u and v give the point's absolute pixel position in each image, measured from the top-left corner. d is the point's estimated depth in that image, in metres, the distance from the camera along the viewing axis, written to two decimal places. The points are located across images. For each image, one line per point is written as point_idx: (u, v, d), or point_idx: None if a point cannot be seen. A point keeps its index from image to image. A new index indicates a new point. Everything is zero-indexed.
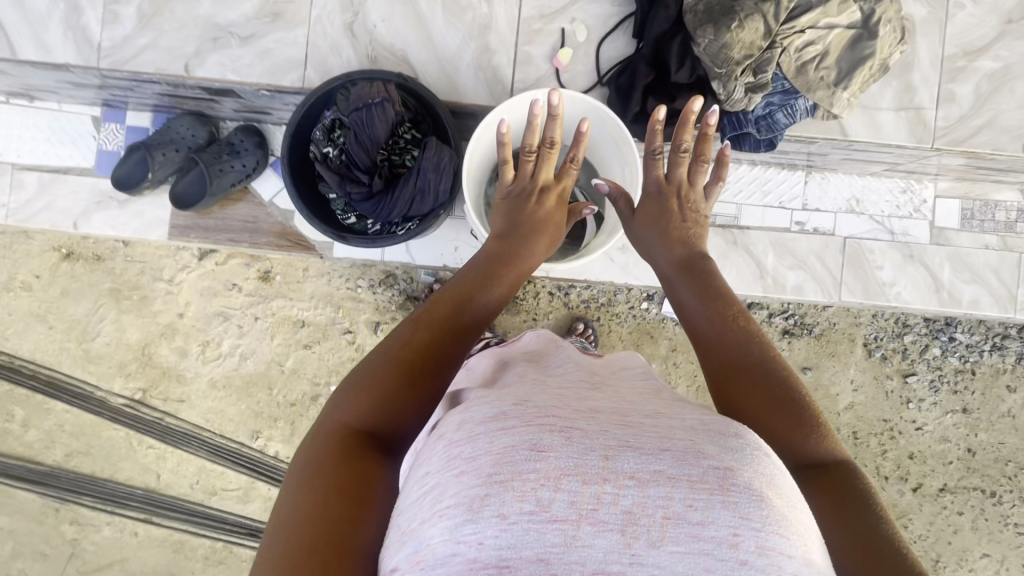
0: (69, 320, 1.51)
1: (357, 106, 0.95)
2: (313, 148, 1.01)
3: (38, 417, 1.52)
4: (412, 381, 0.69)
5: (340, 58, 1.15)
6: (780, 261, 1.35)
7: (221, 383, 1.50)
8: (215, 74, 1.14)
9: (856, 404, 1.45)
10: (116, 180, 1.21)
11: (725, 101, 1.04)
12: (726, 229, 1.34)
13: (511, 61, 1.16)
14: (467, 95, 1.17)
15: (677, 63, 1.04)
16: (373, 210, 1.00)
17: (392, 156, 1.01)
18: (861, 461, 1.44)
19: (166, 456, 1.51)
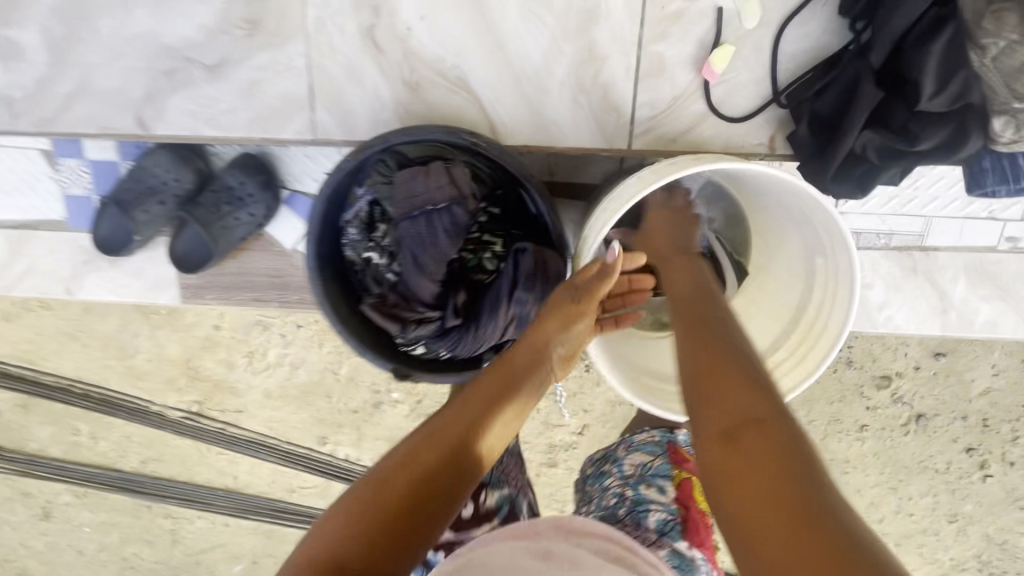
0: (102, 337, 1.39)
1: (411, 216, 0.84)
2: (355, 255, 0.88)
3: (104, 430, 1.49)
4: (432, 499, 0.60)
5: (359, 90, 0.92)
6: (974, 291, 1.03)
7: (276, 393, 1.41)
8: (184, 126, 0.93)
9: (993, 389, 1.24)
10: (100, 245, 0.97)
11: (1004, 143, 0.79)
12: (903, 251, 1.03)
13: (632, 72, 0.90)
14: (563, 137, 0.94)
15: (935, 87, 0.77)
16: (454, 340, 0.86)
17: (466, 261, 0.87)
18: (987, 448, 1.28)
19: (238, 460, 1.49)
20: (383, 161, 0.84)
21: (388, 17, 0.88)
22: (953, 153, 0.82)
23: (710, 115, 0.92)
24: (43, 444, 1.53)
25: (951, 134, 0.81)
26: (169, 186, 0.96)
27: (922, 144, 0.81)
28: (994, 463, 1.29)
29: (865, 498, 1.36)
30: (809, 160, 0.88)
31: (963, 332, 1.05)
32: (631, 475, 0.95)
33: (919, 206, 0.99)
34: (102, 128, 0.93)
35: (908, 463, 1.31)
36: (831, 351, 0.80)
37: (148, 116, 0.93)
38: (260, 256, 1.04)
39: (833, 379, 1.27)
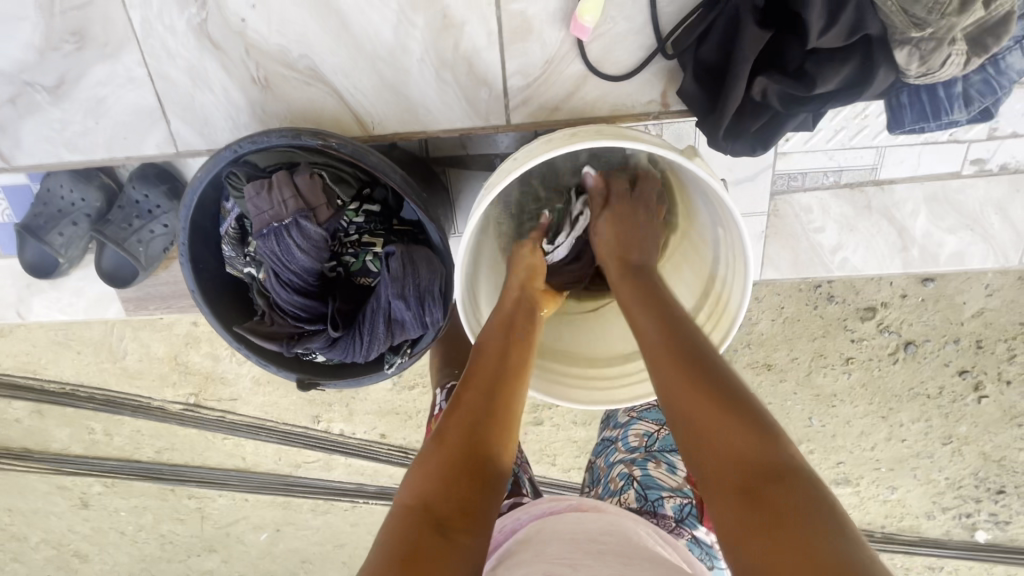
0: (92, 342, 1.43)
1: (262, 234, 0.75)
2: (234, 269, 0.82)
3: (115, 426, 1.57)
4: (475, 474, 0.58)
5: (212, 94, 0.87)
6: (937, 222, 0.99)
7: (265, 379, 1.45)
8: (48, 153, 0.91)
9: (987, 310, 1.18)
10: (29, 268, 0.97)
11: (916, 76, 0.73)
12: (855, 188, 0.99)
13: (495, 40, 0.83)
14: (434, 119, 0.88)
15: (823, 23, 0.69)
16: (345, 349, 0.81)
17: (347, 266, 0.83)
18: (981, 368, 1.23)
19: (243, 443, 1.56)
20: (234, 174, 0.77)
21: (218, 13, 0.83)
22: (860, 91, 0.75)
23: (592, 75, 0.85)
24: (64, 444, 1.62)
25: (856, 70, 0.74)
26: (79, 205, 0.95)
27: (820, 88, 0.73)
28: (990, 384, 1.25)
29: (855, 429, 1.34)
30: (704, 114, 0.81)
31: (927, 266, 1.02)
32: (638, 452, 0.86)
33: (870, 138, 0.95)
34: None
35: (898, 392, 1.28)
36: (731, 330, 0.74)
37: (8, 146, 0.91)
38: None
39: (814, 316, 1.22)
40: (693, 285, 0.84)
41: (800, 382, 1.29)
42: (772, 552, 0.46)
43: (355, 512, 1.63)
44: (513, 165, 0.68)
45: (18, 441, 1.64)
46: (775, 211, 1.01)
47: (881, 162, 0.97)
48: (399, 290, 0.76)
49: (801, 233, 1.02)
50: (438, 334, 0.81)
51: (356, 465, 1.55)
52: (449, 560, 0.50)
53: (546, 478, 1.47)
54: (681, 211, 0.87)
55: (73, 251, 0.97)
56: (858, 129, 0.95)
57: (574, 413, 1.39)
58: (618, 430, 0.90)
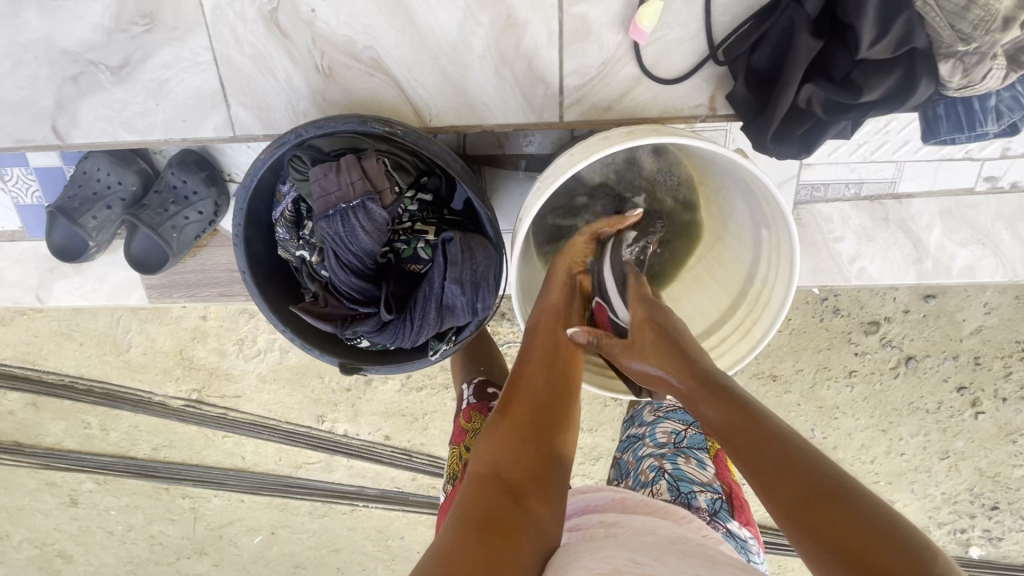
0: (96, 334, 1.41)
1: (327, 214, 0.75)
2: (286, 252, 0.83)
3: (112, 421, 1.54)
4: (543, 447, 0.61)
5: (273, 80, 0.89)
6: (948, 236, 1.03)
7: (271, 376, 1.44)
8: (100, 134, 0.91)
9: (985, 327, 1.22)
10: (56, 252, 0.97)
11: (956, 88, 0.78)
12: (874, 201, 1.03)
13: (556, 39, 0.86)
14: (491, 114, 0.90)
15: (874, 36, 0.73)
16: (393, 335, 0.81)
17: (398, 253, 0.81)
18: (979, 384, 1.27)
19: (243, 442, 1.54)
20: (298, 156, 0.78)
21: (289, 2, 0.85)
22: (902, 101, 0.79)
23: (645, 78, 0.87)
24: (57, 438, 1.58)
25: (900, 81, 0.77)
26: (114, 189, 0.95)
27: (867, 95, 0.77)
28: (987, 400, 1.29)
29: (857, 441, 1.36)
30: (751, 117, 0.84)
31: (940, 277, 1.06)
32: (669, 448, 0.88)
33: (890, 152, 0.99)
34: (20, 141, 0.91)
35: (899, 405, 1.31)
36: (772, 325, 0.77)
37: (63, 125, 0.90)
38: (219, 251, 1.03)
39: (820, 328, 1.25)
40: (731, 284, 0.86)
41: (804, 394, 1.32)
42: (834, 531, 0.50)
43: (354, 516, 1.61)
44: (571, 160, 0.70)
45: (8, 435, 1.60)
46: (797, 219, 1.04)
47: (900, 177, 1.01)
48: (456, 273, 0.76)
49: (818, 243, 1.06)
50: (484, 322, 0.82)
51: (359, 467, 1.53)
52: (522, 524, 0.53)
53: None
54: (715, 215, 0.90)
55: (103, 236, 0.97)
56: (877, 144, 0.99)
57: (582, 418, 1.40)
58: (646, 428, 0.93)
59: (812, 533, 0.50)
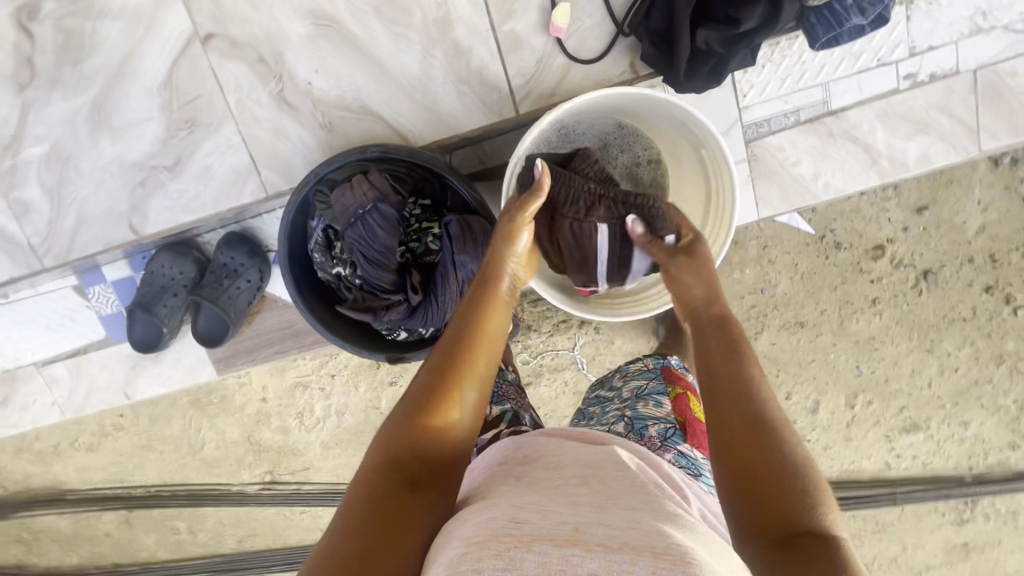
0: (172, 440, 1.54)
1: (350, 223, 0.90)
2: (324, 272, 0.96)
3: (197, 522, 1.63)
4: (430, 433, 0.64)
5: (290, 144, 1.06)
6: (893, 134, 1.10)
7: (333, 441, 1.53)
8: (167, 222, 1.08)
9: (989, 224, 1.25)
10: (137, 344, 1.11)
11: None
12: (815, 122, 1.10)
13: (496, 53, 1.02)
14: (460, 123, 1.05)
15: None
16: (424, 319, 0.93)
17: (414, 250, 0.94)
18: (1006, 281, 1.28)
19: (319, 514, 1.60)
20: (320, 190, 0.93)
21: (290, 80, 1.03)
22: (778, 22, 0.90)
23: (574, 64, 1.02)
24: (151, 551, 1.68)
25: (770, 7, 0.89)
26: (176, 277, 1.10)
27: (747, 23, 0.88)
28: (1020, 294, 1.29)
29: (905, 368, 1.36)
30: (664, 69, 0.97)
31: (901, 173, 1.11)
32: (629, 400, 0.93)
33: (812, 77, 1.07)
34: (106, 244, 1.09)
35: (935, 321, 1.32)
36: (732, 224, 0.88)
37: (138, 222, 1.08)
38: (271, 313, 1.17)
39: (828, 265, 1.29)
40: (695, 207, 0.98)
41: (836, 333, 1.34)
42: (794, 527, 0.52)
43: None
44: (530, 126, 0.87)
45: (107, 558, 1.69)
46: (752, 156, 1.12)
47: (829, 96, 1.09)
48: (460, 247, 0.87)
49: (779, 171, 1.12)
50: None
51: None
52: (410, 509, 0.58)
53: None
54: (667, 156, 1.01)
55: (173, 321, 1.11)
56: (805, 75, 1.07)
57: None
58: (612, 389, 0.98)
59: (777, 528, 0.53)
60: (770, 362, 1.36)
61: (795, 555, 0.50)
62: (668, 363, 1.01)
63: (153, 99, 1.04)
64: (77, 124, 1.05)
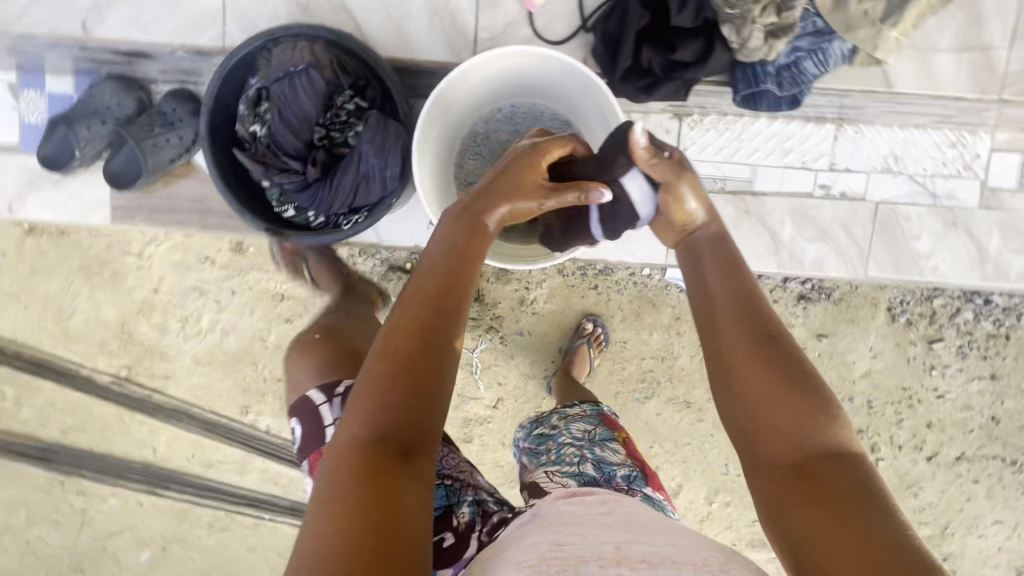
0: (43, 298, 1.45)
1: (278, 77, 0.93)
2: (240, 126, 0.96)
3: (29, 395, 1.51)
4: (415, 385, 0.64)
5: (265, 11, 1.09)
6: (798, 232, 1.22)
7: (205, 359, 1.45)
8: (120, 34, 1.09)
9: (873, 371, 1.35)
10: (41, 157, 1.05)
11: (738, 49, 1.04)
12: (736, 196, 1.20)
13: (474, 5, 1.10)
14: (420, 50, 1.11)
15: (678, 3, 0.99)
16: (312, 200, 0.97)
17: (332, 137, 0.97)
18: (875, 430, 1.36)
19: (159, 431, 1.50)
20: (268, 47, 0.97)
21: None
22: (708, 61, 1.02)
23: (536, 40, 1.11)
24: None
25: (703, 46, 1.02)
26: (112, 106, 1.07)
27: (680, 51, 1.01)
28: (884, 447, 1.36)
29: None
30: (607, 68, 1.06)
31: (795, 266, 1.24)
32: (582, 439, 0.93)
33: (745, 156, 1.19)
34: (52, 30, 1.09)
35: None
36: None
37: (92, 23, 1.08)
38: (191, 184, 1.13)
39: None
40: None
41: (716, 424, 1.38)
42: (829, 479, 0.63)
43: (257, 532, 1.52)
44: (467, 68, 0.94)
45: None
46: None
47: (755, 177, 1.20)
48: (370, 139, 0.93)
49: None
50: (393, 199, 0.95)
51: (273, 472, 1.49)
52: (404, 486, 0.60)
53: None
54: None
55: (89, 147, 1.05)
56: (738, 149, 1.18)
57: (505, 432, 1.42)
58: (561, 427, 0.96)
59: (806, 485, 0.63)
60: (648, 431, 1.38)
61: (818, 501, 0.62)
62: (605, 410, 1.03)
63: None
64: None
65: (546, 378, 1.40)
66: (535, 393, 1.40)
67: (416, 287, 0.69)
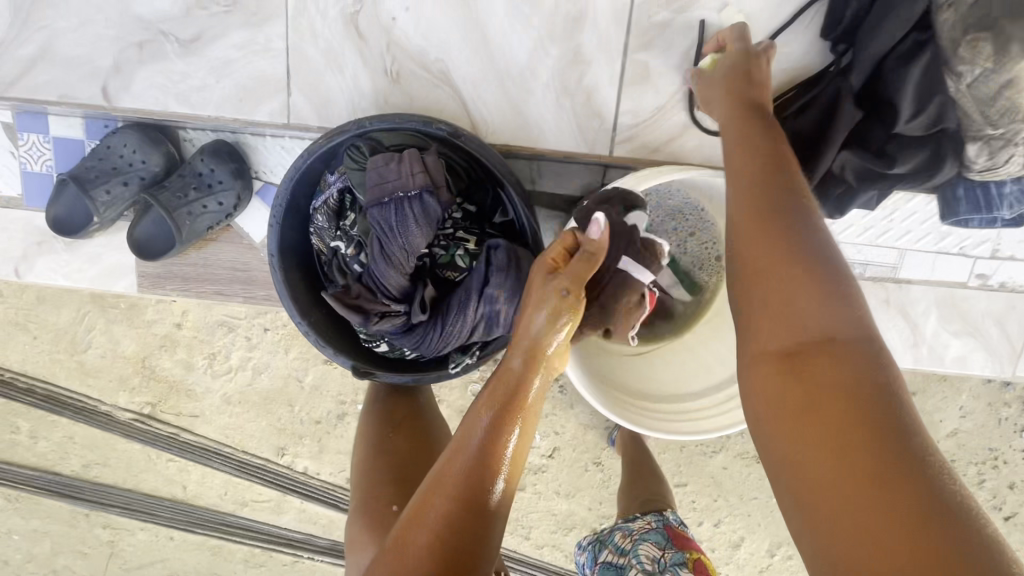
0: (54, 330, 1.31)
1: (381, 202, 0.74)
2: (321, 241, 0.84)
3: (46, 429, 1.40)
4: (450, 564, 0.56)
5: (342, 77, 0.90)
6: (944, 325, 1.04)
7: (237, 399, 1.34)
8: (149, 101, 0.90)
9: (960, 431, 1.25)
10: (51, 221, 0.92)
11: (979, 170, 0.81)
12: (875, 283, 1.02)
13: (617, 79, 0.89)
14: (545, 138, 0.92)
15: (912, 110, 0.79)
16: (416, 342, 0.82)
17: (435, 258, 0.82)
18: None
19: (189, 469, 1.41)
20: (356, 145, 0.79)
21: (372, 6, 0.87)
22: (928, 176, 0.83)
23: (693, 127, 0.91)
24: None
25: (926, 158, 0.83)
26: (132, 166, 0.92)
27: (898, 166, 0.82)
28: None
29: None
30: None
31: (932, 365, 1.05)
32: (653, 571, 0.84)
33: (894, 239, 0.99)
34: (62, 96, 0.90)
35: None
36: None
37: (114, 87, 0.90)
38: (227, 246, 1.01)
39: None
40: None
41: None
42: (830, 385, 0.48)
43: (295, 568, 1.46)
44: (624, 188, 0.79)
45: None
46: None
47: (900, 264, 1.01)
48: (498, 281, 0.77)
49: None
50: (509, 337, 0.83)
51: (312, 512, 1.41)
52: None
53: (515, 552, 1.39)
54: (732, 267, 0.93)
55: (110, 213, 0.93)
56: (885, 233, 0.99)
57: (560, 482, 1.33)
58: (630, 557, 0.89)
59: (803, 408, 0.49)
60: (713, 485, 1.30)
61: (826, 435, 0.46)
62: (670, 521, 0.97)
63: None
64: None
65: (607, 428, 1.29)
66: (594, 443, 1.30)
67: (445, 462, 0.62)
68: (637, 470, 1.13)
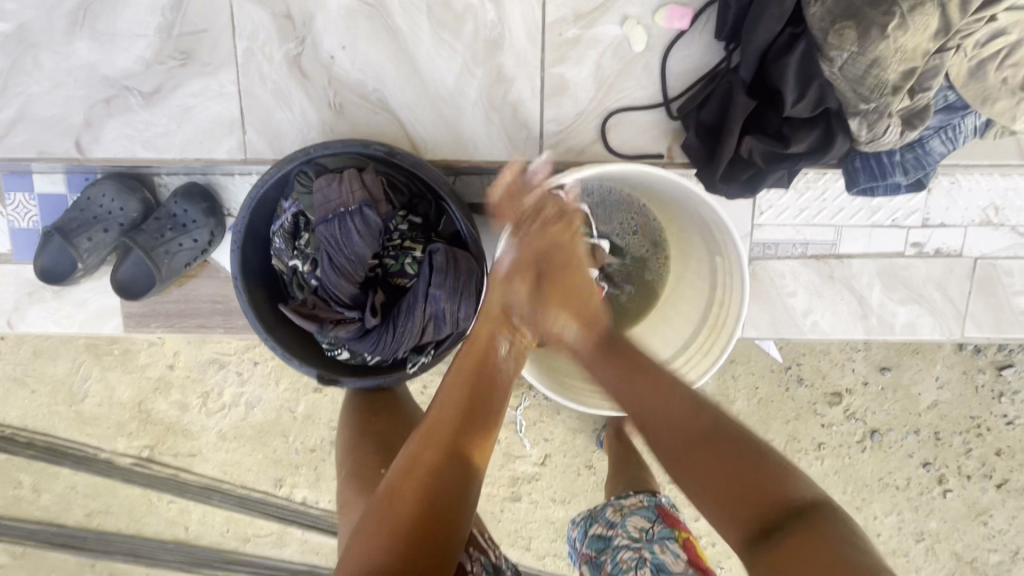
0: (52, 381, 1.35)
1: (327, 219, 0.84)
2: (281, 262, 0.90)
3: (47, 482, 1.42)
4: (439, 504, 0.62)
5: (288, 113, 0.97)
6: (888, 294, 1.08)
7: (231, 434, 1.37)
8: (120, 151, 0.97)
9: (939, 403, 1.27)
10: (40, 272, 0.98)
11: (866, 142, 0.86)
12: (820, 260, 1.07)
13: (539, 93, 0.96)
14: (479, 150, 0.99)
15: (796, 93, 0.83)
16: (373, 346, 0.88)
17: (387, 268, 0.89)
18: (942, 461, 1.30)
19: (191, 508, 1.42)
20: (304, 172, 0.88)
21: (312, 47, 0.94)
22: (825, 154, 0.87)
23: (616, 126, 0.97)
24: None
25: (819, 137, 0.87)
26: (110, 213, 0.98)
27: (795, 146, 0.86)
28: (952, 477, 1.30)
29: None
30: (703, 164, 0.92)
31: (887, 334, 1.09)
32: (642, 540, 0.87)
33: (828, 217, 1.05)
34: (41, 153, 0.98)
35: (869, 481, 1.32)
36: (731, 340, 0.85)
37: (88, 141, 0.97)
38: (206, 283, 1.06)
39: (786, 397, 1.28)
40: (690, 317, 0.93)
41: None
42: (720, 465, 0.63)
43: None
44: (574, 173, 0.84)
45: None
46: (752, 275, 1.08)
47: (840, 239, 1.06)
48: (439, 280, 0.83)
49: (774, 298, 1.09)
50: (460, 335, 0.89)
51: (314, 542, 1.42)
52: None
53: (518, 563, 1.40)
54: (674, 251, 0.98)
55: (93, 259, 0.99)
56: (820, 209, 1.04)
57: (553, 488, 1.35)
58: (618, 526, 0.92)
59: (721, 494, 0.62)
60: None
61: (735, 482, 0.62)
62: (661, 501, 0.98)
63: (153, 18, 0.93)
64: (55, 15, 0.92)
65: (595, 431, 1.32)
66: (584, 448, 1.33)
67: (438, 415, 0.69)
68: (619, 464, 1.16)
